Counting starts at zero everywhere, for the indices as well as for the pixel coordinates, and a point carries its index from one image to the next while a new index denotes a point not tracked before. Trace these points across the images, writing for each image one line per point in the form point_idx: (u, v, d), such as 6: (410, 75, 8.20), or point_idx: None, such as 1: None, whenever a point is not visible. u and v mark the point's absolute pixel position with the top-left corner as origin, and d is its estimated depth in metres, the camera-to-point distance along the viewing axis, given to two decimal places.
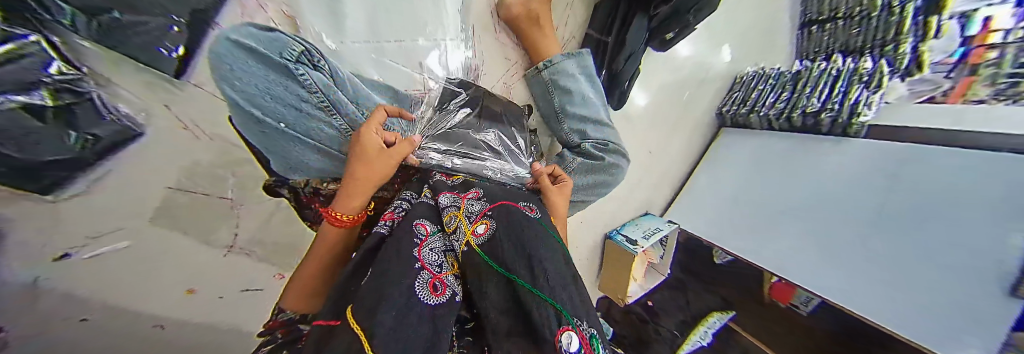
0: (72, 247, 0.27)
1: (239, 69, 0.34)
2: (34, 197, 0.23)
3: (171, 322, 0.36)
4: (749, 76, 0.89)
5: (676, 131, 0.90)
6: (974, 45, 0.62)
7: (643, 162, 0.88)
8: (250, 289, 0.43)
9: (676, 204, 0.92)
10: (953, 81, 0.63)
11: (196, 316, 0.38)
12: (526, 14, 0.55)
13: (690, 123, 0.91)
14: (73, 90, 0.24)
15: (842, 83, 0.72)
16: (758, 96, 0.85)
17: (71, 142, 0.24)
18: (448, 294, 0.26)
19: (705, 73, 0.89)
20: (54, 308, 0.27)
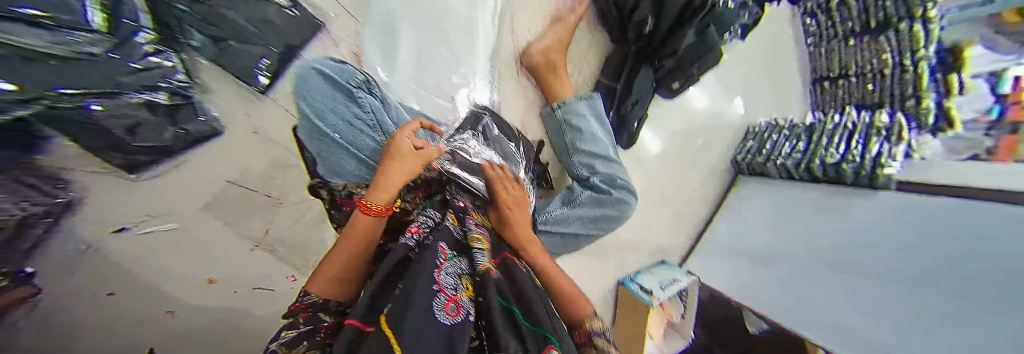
0: (130, 222, 0.34)
1: (314, 93, 0.48)
2: (118, 174, 0.32)
3: (181, 309, 0.39)
4: (762, 126, 0.89)
5: (690, 176, 0.90)
6: (1010, 102, 0.53)
7: (659, 206, 0.87)
8: (260, 287, 0.46)
9: (697, 255, 0.87)
10: (995, 138, 0.53)
11: (207, 305, 0.42)
12: (545, 62, 0.63)
13: (705, 169, 0.91)
14: (182, 95, 0.36)
15: (862, 136, 0.66)
16: (774, 146, 0.82)
17: (167, 136, 0.35)
18: (463, 314, 0.25)
19: (717, 123, 0.92)
20: (95, 277, 0.32)
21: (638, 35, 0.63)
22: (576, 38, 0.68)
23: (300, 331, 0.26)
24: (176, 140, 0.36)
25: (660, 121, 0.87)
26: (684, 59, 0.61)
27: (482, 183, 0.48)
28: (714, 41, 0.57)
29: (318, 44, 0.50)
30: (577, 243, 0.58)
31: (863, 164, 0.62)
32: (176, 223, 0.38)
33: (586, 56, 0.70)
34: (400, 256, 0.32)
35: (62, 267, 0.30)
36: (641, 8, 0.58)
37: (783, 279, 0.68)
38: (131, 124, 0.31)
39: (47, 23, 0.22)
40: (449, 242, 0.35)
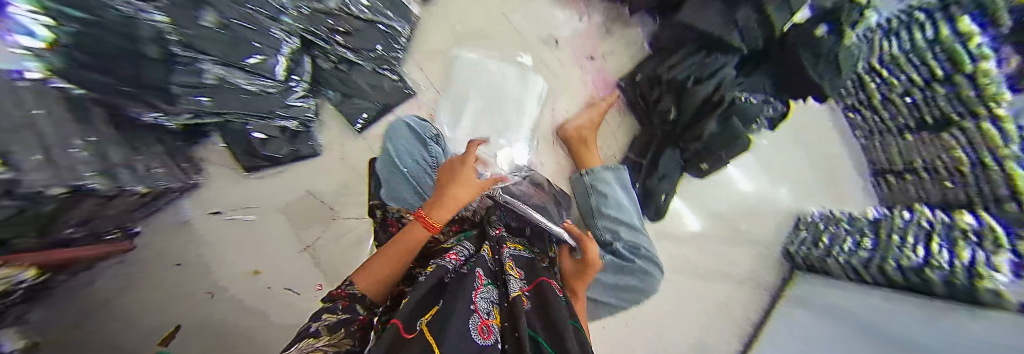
0: (225, 209, 0.64)
1: (398, 140, 0.58)
2: (243, 170, 0.63)
3: (215, 292, 0.62)
4: (816, 217, 0.84)
5: (730, 258, 0.90)
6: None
7: (694, 286, 0.90)
8: (286, 288, 0.65)
9: None
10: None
11: (237, 294, 0.63)
12: (577, 136, 0.72)
13: (746, 254, 0.89)
14: (304, 125, 0.64)
15: (888, 233, 0.60)
16: (833, 240, 0.72)
17: (284, 149, 0.63)
18: (494, 339, 0.23)
19: (758, 209, 0.90)
20: (168, 236, 0.61)
21: (663, 121, 0.71)
22: (606, 120, 0.82)
23: (341, 318, 0.25)
24: (288, 154, 0.64)
25: (692, 198, 0.91)
26: (712, 142, 0.65)
27: (522, 223, 0.54)
28: (737, 130, 0.62)
29: (409, 107, 0.73)
30: (599, 312, 0.54)
31: (876, 257, 0.57)
32: (253, 216, 0.65)
33: (615, 134, 0.82)
34: (437, 277, 0.35)
35: (166, 231, 0.61)
36: (663, 101, 0.69)
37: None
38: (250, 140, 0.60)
39: (246, 69, 0.47)
40: (486, 270, 0.39)
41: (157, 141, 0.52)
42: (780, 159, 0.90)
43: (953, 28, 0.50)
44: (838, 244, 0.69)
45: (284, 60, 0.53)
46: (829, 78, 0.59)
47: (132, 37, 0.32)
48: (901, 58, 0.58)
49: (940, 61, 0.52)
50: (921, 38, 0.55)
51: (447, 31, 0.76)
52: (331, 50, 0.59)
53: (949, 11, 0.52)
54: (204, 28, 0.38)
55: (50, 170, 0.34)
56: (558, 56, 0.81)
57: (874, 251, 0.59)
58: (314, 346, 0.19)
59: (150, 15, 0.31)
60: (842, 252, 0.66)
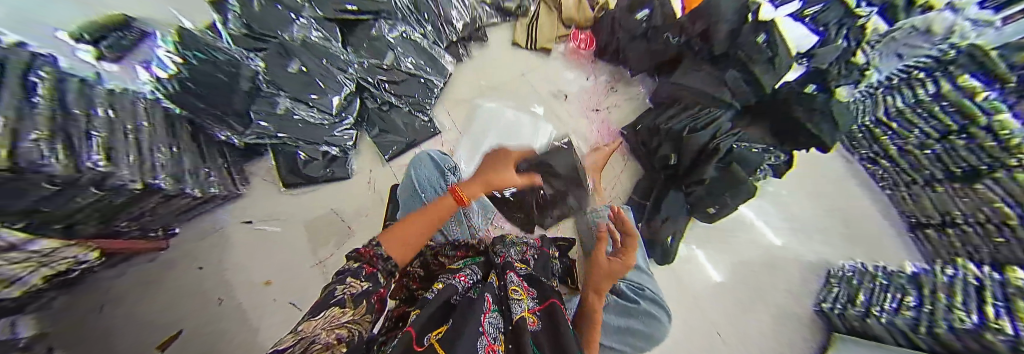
0: (254, 220, 0.69)
1: (418, 171, 0.61)
2: (279, 187, 0.70)
3: (226, 299, 0.63)
4: (848, 270, 0.78)
5: (754, 317, 0.80)
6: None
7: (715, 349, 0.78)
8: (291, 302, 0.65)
9: None
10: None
11: (244, 304, 0.64)
12: (581, 177, 0.76)
13: (775, 312, 0.80)
14: (343, 152, 0.73)
15: (931, 289, 0.56)
16: (869, 298, 0.66)
17: (320, 172, 0.71)
18: None
19: (777, 262, 0.85)
20: (198, 239, 0.65)
21: (664, 166, 0.75)
22: (609, 164, 0.87)
23: (362, 289, 0.29)
24: (325, 175, 0.72)
25: (705, 245, 0.87)
26: (715, 187, 0.68)
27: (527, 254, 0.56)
28: (741, 176, 0.65)
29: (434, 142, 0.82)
30: None
31: (923, 318, 0.51)
32: (279, 228, 0.69)
33: (619, 177, 0.86)
34: (446, 298, 0.34)
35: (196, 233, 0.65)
36: (662, 148, 0.75)
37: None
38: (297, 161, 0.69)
39: (309, 104, 0.62)
40: (493, 295, 0.39)
41: (221, 154, 0.62)
42: (797, 211, 0.88)
43: (949, 87, 0.58)
44: (876, 302, 0.62)
45: (341, 99, 0.68)
46: (826, 129, 0.63)
47: (230, 77, 0.49)
48: (907, 111, 0.66)
49: (950, 115, 0.58)
50: (924, 93, 0.62)
51: (473, 84, 0.90)
52: (379, 95, 0.75)
53: (950, 70, 0.57)
54: (290, 70, 0.59)
55: (139, 165, 0.42)
56: (567, 108, 0.92)
57: (918, 311, 0.53)
58: (340, 322, 0.25)
59: (252, 62, 0.53)
60: (884, 312, 0.59)
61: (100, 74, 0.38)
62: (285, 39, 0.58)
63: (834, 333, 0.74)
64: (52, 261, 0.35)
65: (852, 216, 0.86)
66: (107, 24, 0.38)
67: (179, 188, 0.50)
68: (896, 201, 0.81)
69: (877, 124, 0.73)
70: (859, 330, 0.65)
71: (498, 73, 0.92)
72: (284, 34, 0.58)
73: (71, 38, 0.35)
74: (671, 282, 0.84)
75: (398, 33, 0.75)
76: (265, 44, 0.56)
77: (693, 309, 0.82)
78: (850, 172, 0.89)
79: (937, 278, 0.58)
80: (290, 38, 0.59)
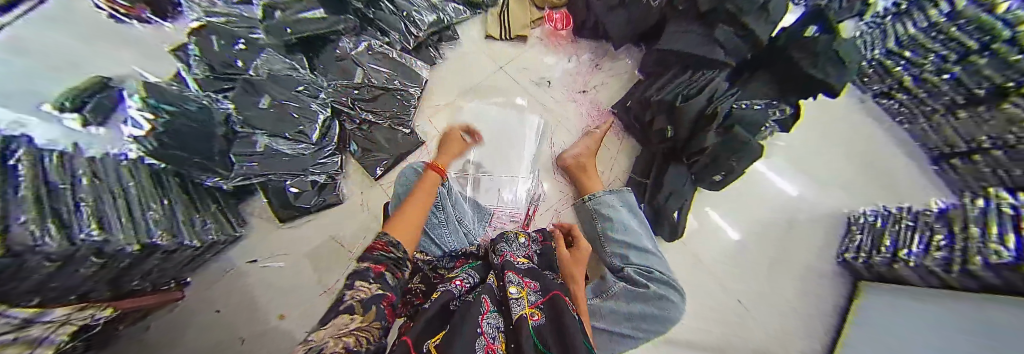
0: (260, 257, 0.70)
1: (407, 188, 0.60)
2: (276, 222, 0.70)
3: (246, 340, 0.64)
4: (870, 215, 0.73)
5: (776, 279, 0.78)
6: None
7: (737, 317, 0.77)
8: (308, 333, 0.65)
9: None
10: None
11: (264, 343, 0.64)
12: (576, 164, 0.74)
13: (802, 271, 0.78)
14: (331, 177, 0.72)
15: (959, 223, 0.51)
16: (895, 238, 0.62)
17: (311, 201, 0.70)
18: None
19: (797, 218, 0.81)
20: (206, 287, 0.66)
21: (661, 140, 0.72)
22: (604, 145, 0.84)
23: (372, 293, 0.33)
24: (317, 203, 0.71)
25: (720, 208, 0.84)
26: (720, 153, 0.64)
27: (525, 248, 0.55)
28: (744, 137, 0.60)
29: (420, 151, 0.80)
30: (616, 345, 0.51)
31: (951, 258, 0.48)
32: (282, 262, 0.70)
33: (616, 157, 0.83)
34: (443, 303, 0.36)
35: (204, 280, 0.66)
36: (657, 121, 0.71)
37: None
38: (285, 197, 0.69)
39: (289, 139, 0.60)
40: (492, 297, 0.40)
41: (213, 201, 0.62)
42: (811, 163, 0.84)
43: (965, 4, 0.58)
44: (904, 245, 0.59)
45: (319, 132, 0.66)
46: (834, 70, 0.57)
47: (205, 121, 0.51)
48: (920, 36, 0.65)
49: (967, 32, 0.57)
50: (938, 14, 0.63)
51: (454, 86, 0.87)
52: (355, 115, 0.74)
53: None
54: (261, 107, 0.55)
55: (133, 227, 0.42)
56: (552, 95, 0.88)
57: (949, 249, 0.49)
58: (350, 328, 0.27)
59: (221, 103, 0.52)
60: (911, 255, 0.56)
61: (80, 142, 0.42)
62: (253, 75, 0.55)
63: (860, 281, 0.72)
64: (76, 319, 0.37)
65: (874, 161, 0.81)
66: (86, 86, 0.43)
67: (177, 240, 0.50)
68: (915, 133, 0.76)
69: (888, 56, 0.72)
70: (886, 276, 0.63)
71: (476, 71, 0.89)
72: (250, 71, 0.55)
73: (56, 108, 0.40)
74: (686, 257, 0.82)
75: (363, 49, 0.74)
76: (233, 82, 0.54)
77: (711, 280, 0.80)
78: (869, 118, 0.83)
79: (968, 211, 0.51)
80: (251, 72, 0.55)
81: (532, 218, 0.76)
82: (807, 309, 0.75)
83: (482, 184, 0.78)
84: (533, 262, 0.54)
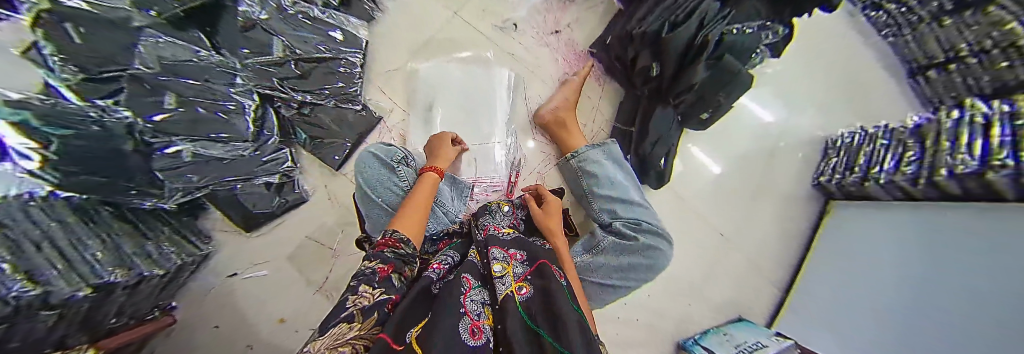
0: (241, 269, 0.68)
1: (366, 175, 0.53)
2: (243, 228, 0.67)
3: (254, 346, 0.66)
4: (847, 137, 0.83)
5: (759, 204, 0.87)
6: None
7: (713, 244, 0.84)
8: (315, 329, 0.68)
9: (786, 312, 0.81)
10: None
11: (274, 345, 0.67)
12: (555, 120, 0.68)
13: (774, 191, 0.88)
14: (287, 176, 0.66)
15: (931, 137, 0.62)
16: (870, 156, 0.74)
17: (273, 202, 0.65)
18: (485, 339, 0.27)
19: (774, 146, 0.89)
20: (194, 305, 0.65)
21: (646, 80, 0.66)
22: (584, 94, 0.77)
23: (375, 300, 0.30)
24: (280, 205, 0.67)
25: (702, 143, 0.86)
26: (704, 90, 0.59)
27: (505, 219, 0.54)
28: (735, 66, 0.55)
29: (378, 132, 0.72)
30: (605, 296, 0.53)
31: (923, 172, 0.60)
32: (265, 271, 0.69)
33: (598, 106, 0.77)
34: (424, 286, 0.34)
35: (190, 299, 0.65)
36: (641, 57, 0.64)
37: (905, 336, 0.53)
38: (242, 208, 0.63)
39: (223, 141, 0.50)
40: (475, 274, 0.38)
41: (163, 222, 0.56)
42: (800, 86, 0.91)
43: None
44: (876, 163, 0.71)
45: (251, 117, 0.55)
46: None
47: (114, 138, 0.34)
48: None
49: None
50: None
51: (405, 46, 0.75)
52: (289, 99, 0.61)
53: None
54: (172, 116, 0.40)
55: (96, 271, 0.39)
56: (521, 43, 0.78)
57: (919, 164, 0.62)
58: (346, 337, 0.24)
59: (116, 114, 0.33)
60: (882, 173, 0.69)
61: None
62: (144, 70, 0.35)
63: (829, 199, 0.86)
64: None
65: (859, 76, 0.93)
66: None
67: (134, 272, 0.45)
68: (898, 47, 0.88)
69: None
70: (854, 193, 0.78)
71: (427, 21, 0.76)
72: (135, 63, 0.33)
73: None
74: (669, 199, 0.84)
75: (274, 9, 0.54)
76: (120, 82, 0.33)
77: (690, 214, 0.84)
78: (858, 35, 0.94)
79: (942, 123, 0.61)
80: (142, 67, 0.34)
81: (514, 185, 0.73)
82: (772, 224, 0.87)
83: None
84: (518, 233, 0.52)
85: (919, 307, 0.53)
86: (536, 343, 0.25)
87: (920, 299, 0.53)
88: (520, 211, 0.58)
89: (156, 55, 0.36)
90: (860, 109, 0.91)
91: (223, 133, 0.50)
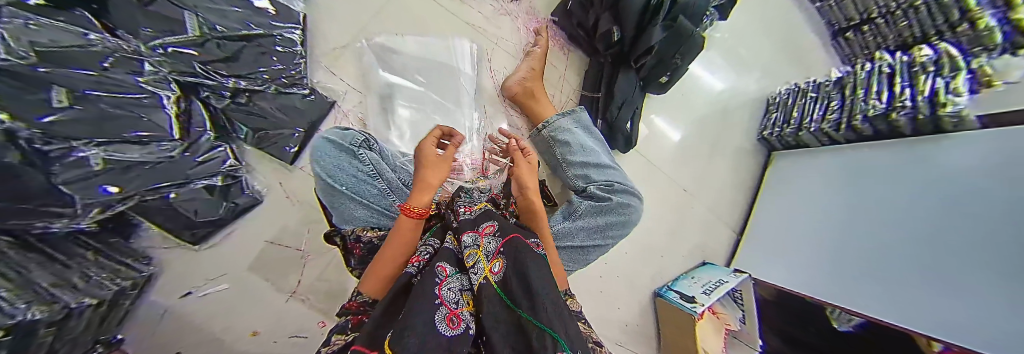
0: (195, 287, 0.61)
1: (322, 160, 0.49)
2: (189, 241, 0.59)
3: None
4: (783, 94, 0.92)
5: (714, 159, 0.95)
6: (931, 98, 0.60)
7: (677, 199, 0.91)
8: (295, 336, 0.67)
9: (741, 252, 0.93)
10: (919, 106, 0.61)
11: None
12: (524, 91, 0.67)
13: (726, 146, 0.96)
14: (232, 176, 0.58)
15: (850, 89, 0.76)
16: (803, 111, 0.85)
17: (223, 209, 0.58)
18: (463, 327, 0.25)
19: (724, 106, 0.96)
20: (143, 333, 0.57)
21: (608, 45, 0.66)
22: (550, 64, 0.76)
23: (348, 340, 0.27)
24: (229, 211, 0.60)
25: (664, 110, 0.90)
26: (663, 53, 0.63)
27: (483, 195, 0.50)
28: (687, 28, 0.59)
29: (332, 121, 0.68)
30: (587, 257, 0.53)
31: (844, 118, 0.75)
32: (225, 285, 0.63)
33: (565, 77, 0.77)
34: (404, 282, 0.32)
35: (139, 328, 0.57)
36: (602, 22, 0.64)
37: (881, 262, 0.62)
38: (188, 225, 0.56)
39: (143, 141, 0.39)
40: (450, 259, 0.35)
41: (83, 246, 0.48)
42: (746, 49, 0.97)
43: None
44: (807, 115, 0.83)
45: (174, 113, 0.44)
46: None
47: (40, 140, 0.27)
48: None
49: None
50: None
51: (352, 25, 0.69)
52: (220, 86, 0.51)
53: None
54: (65, 115, 0.29)
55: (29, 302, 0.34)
56: (478, 18, 0.74)
57: (841, 110, 0.76)
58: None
59: None
60: (812, 122, 0.81)
61: None
62: (13, 60, 0.23)
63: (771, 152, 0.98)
64: None
65: (796, 36, 1.01)
66: None
67: (60, 305, 0.37)
68: (823, 11, 0.97)
69: None
70: (790, 142, 0.90)
71: None
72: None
73: None
74: (636, 163, 0.88)
75: None
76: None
77: (656, 176, 0.89)
78: None
79: (857, 75, 0.76)
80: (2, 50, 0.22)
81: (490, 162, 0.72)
82: (725, 178, 0.96)
83: (415, 135, 0.68)
84: (497, 207, 0.49)
85: (900, 232, 0.61)
86: (514, 324, 0.25)
87: (892, 226, 0.62)
88: (491, 184, 0.55)
89: (23, 39, 0.25)
90: (796, 68, 1.00)
91: (138, 131, 0.38)
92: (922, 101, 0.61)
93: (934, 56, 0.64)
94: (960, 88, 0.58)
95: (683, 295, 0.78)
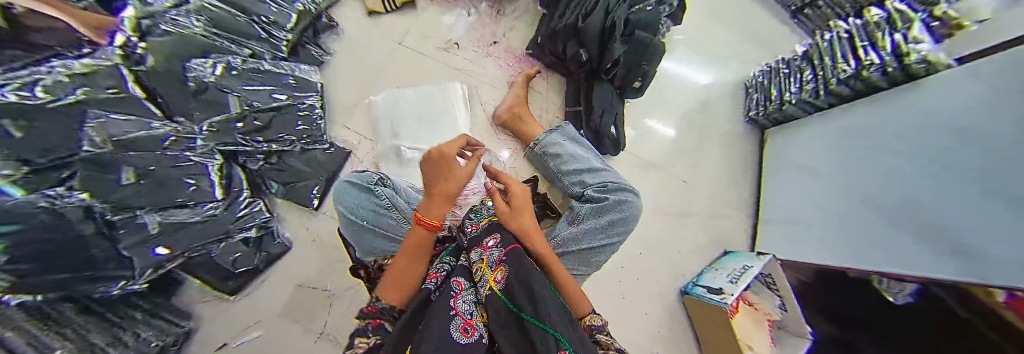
0: (230, 339, 0.64)
1: (343, 197, 0.55)
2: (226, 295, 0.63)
3: None
4: (759, 76, 0.96)
5: (707, 148, 0.96)
6: (895, 51, 0.58)
7: (680, 191, 0.91)
8: None
9: (768, 235, 0.89)
10: (888, 59, 0.58)
11: None
12: (511, 117, 0.74)
13: (719, 134, 0.98)
14: (264, 227, 0.64)
15: (816, 59, 0.78)
16: (779, 88, 0.87)
17: (257, 260, 0.64)
18: (477, 336, 0.26)
19: (705, 98, 1.00)
20: None
21: (579, 65, 0.75)
22: (533, 89, 0.85)
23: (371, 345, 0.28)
24: (261, 260, 0.65)
25: (654, 111, 0.95)
26: (631, 62, 0.70)
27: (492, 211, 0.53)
28: (646, 39, 0.67)
29: (348, 167, 0.75)
30: (598, 258, 0.55)
31: (820, 85, 0.74)
32: (259, 332, 0.66)
33: (548, 98, 0.85)
34: (423, 297, 0.34)
35: None
36: (568, 47, 0.74)
37: None
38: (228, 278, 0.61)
39: (188, 204, 0.47)
40: (462, 274, 0.38)
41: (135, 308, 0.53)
42: (711, 43, 1.05)
43: None
44: (785, 89, 0.85)
45: (217, 176, 0.52)
46: None
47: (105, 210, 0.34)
48: None
49: None
50: None
51: (359, 84, 0.81)
52: (255, 151, 0.62)
53: None
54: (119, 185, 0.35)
55: None
56: (461, 59, 0.86)
57: (816, 80, 0.76)
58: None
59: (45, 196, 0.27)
60: (792, 96, 0.82)
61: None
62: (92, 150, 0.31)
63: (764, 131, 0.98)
64: None
65: (757, 23, 1.07)
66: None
67: None
68: None
69: None
70: (781, 120, 0.91)
71: (375, 56, 0.82)
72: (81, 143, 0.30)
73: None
74: (632, 163, 0.90)
75: (222, 69, 0.54)
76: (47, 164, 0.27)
77: (658, 173, 0.91)
78: None
79: (820, 45, 0.78)
80: (91, 146, 0.31)
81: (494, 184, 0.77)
82: (728, 165, 0.96)
83: None
84: None
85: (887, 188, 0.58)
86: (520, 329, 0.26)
87: None
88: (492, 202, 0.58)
89: (107, 135, 0.33)
90: (769, 50, 1.05)
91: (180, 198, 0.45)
92: (888, 56, 0.58)
93: (886, 14, 0.64)
94: (918, 37, 0.56)
95: (711, 289, 0.73)
